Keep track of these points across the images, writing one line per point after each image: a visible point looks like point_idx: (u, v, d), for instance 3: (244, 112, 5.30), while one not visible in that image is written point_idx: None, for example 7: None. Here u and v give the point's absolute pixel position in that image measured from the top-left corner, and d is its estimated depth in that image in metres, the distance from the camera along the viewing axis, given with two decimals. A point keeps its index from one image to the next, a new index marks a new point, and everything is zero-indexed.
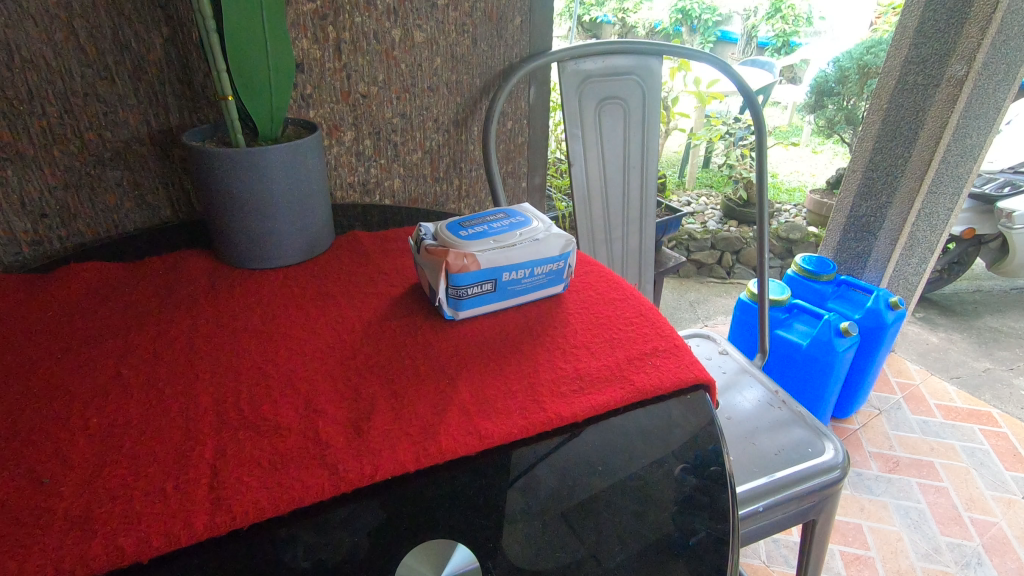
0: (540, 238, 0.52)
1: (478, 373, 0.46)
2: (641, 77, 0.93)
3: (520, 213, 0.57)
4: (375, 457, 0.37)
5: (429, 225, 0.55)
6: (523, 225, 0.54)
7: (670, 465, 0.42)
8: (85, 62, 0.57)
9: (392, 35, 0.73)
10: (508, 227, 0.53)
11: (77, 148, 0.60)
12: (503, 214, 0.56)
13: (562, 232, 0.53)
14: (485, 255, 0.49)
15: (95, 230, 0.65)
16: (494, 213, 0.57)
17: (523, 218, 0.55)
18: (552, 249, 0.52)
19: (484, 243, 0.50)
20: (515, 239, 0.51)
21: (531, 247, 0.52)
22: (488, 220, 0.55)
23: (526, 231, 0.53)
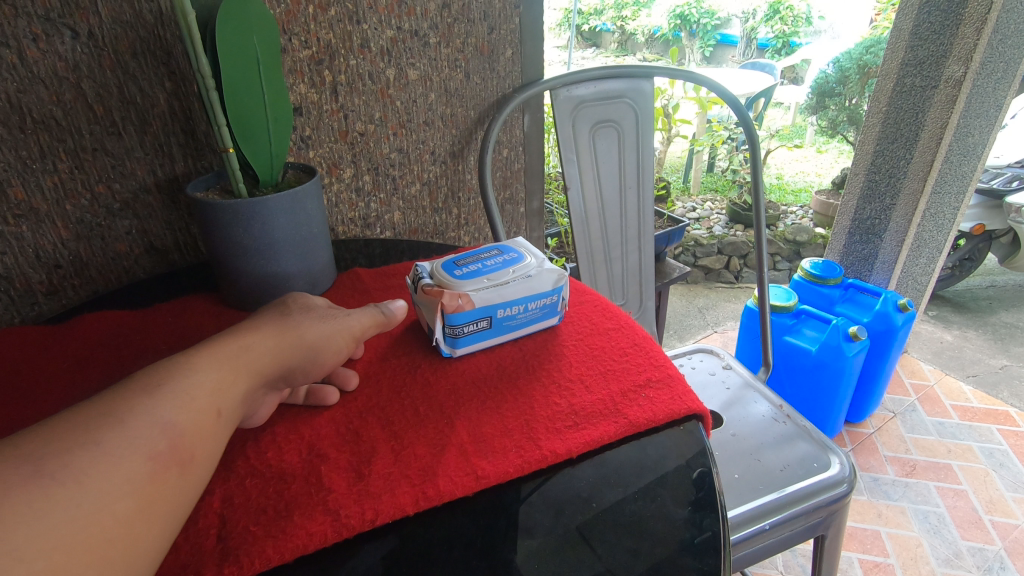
0: (533, 273, 0.54)
1: (475, 412, 0.47)
2: (633, 100, 0.95)
3: (514, 248, 0.59)
4: (376, 502, 0.39)
5: (425, 263, 0.57)
6: (516, 261, 0.56)
7: (662, 500, 0.42)
8: (93, 120, 0.60)
9: (386, 74, 0.76)
10: (502, 265, 0.55)
11: (88, 202, 0.63)
12: (497, 249, 0.59)
13: (553, 266, 0.55)
14: (479, 292, 0.51)
15: (107, 277, 0.67)
16: (488, 248, 0.59)
17: (516, 254, 0.57)
18: (543, 284, 0.54)
19: (478, 282, 0.52)
20: (507, 276, 0.53)
21: (523, 282, 0.53)
22: (482, 256, 0.57)
23: (518, 268, 0.55)
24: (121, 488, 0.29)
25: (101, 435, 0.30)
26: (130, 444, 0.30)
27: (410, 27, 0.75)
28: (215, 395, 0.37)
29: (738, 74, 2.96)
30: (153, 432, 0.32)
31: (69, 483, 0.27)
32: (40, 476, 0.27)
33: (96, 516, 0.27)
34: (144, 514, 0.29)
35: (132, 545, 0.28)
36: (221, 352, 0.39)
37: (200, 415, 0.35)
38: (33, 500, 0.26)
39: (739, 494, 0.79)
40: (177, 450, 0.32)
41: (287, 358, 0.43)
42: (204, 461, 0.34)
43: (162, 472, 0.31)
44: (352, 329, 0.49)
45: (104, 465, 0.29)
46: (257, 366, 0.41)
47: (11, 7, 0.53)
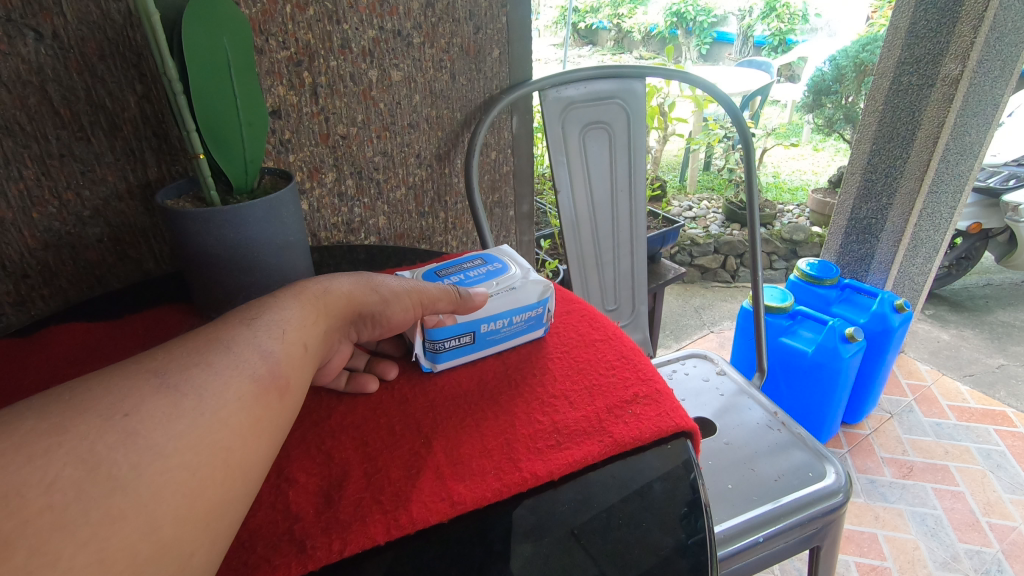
0: (517, 286, 0.53)
1: (454, 431, 0.45)
2: (625, 101, 0.93)
3: (499, 258, 0.58)
4: (344, 531, 0.37)
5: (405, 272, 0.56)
6: (500, 275, 0.55)
7: (649, 526, 0.40)
8: (60, 125, 0.58)
9: (369, 75, 0.73)
10: (485, 277, 0.54)
11: (57, 209, 0.60)
12: (481, 260, 0.57)
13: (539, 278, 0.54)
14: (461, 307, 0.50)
15: (79, 286, 0.65)
16: (471, 258, 0.58)
17: (500, 265, 0.56)
18: (528, 296, 0.52)
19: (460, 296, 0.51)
20: (491, 290, 0.52)
21: (506, 295, 0.52)
22: (465, 268, 0.56)
23: (502, 281, 0.53)
24: (233, 405, 0.29)
25: (209, 357, 0.30)
26: (237, 366, 0.30)
27: (393, 27, 0.73)
28: (304, 330, 0.36)
29: (734, 72, 2.95)
30: (254, 356, 0.31)
31: (189, 396, 0.27)
32: (162, 388, 0.27)
33: (215, 428, 0.27)
34: (255, 432, 0.30)
35: (246, 459, 0.29)
36: (305, 292, 0.38)
37: (293, 345, 0.34)
38: (161, 409, 0.26)
39: (732, 506, 0.77)
40: (276, 378, 0.32)
41: (360, 305, 0.43)
42: (301, 390, 0.34)
43: (267, 395, 0.31)
44: (426, 292, 0.47)
45: (216, 382, 0.29)
46: (335, 312, 0.40)
47: None
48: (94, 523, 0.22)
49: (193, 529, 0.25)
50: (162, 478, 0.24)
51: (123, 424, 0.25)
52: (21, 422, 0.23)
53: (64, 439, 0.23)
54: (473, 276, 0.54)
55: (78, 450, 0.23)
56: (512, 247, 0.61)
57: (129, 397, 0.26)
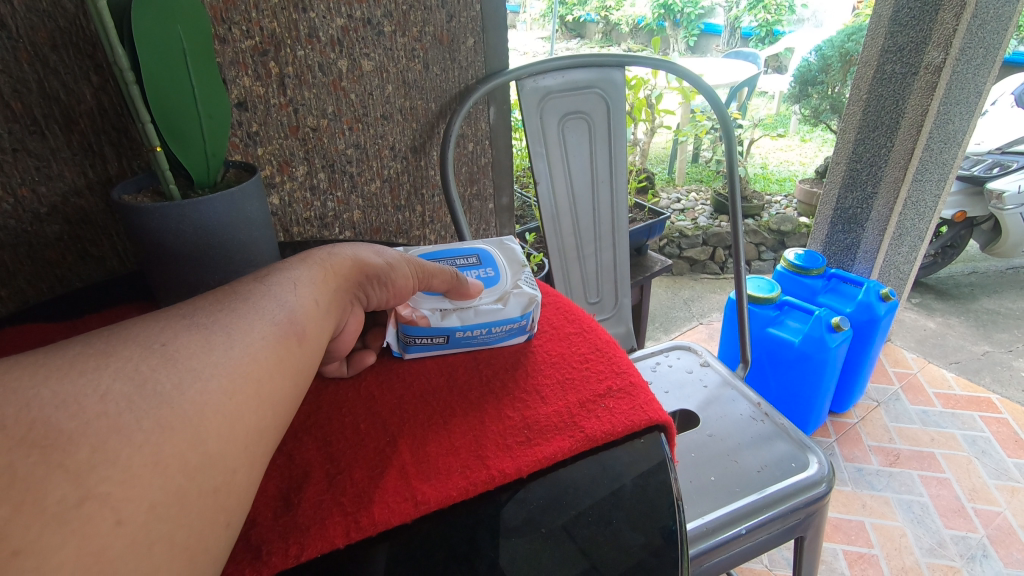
0: (501, 296, 0.51)
1: (421, 429, 0.44)
2: (604, 90, 0.91)
3: (494, 261, 0.56)
4: (303, 536, 0.35)
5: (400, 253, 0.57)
6: (489, 283, 0.54)
7: (619, 524, 0.39)
8: (12, 118, 0.56)
9: (338, 66, 0.72)
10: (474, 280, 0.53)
11: (11, 206, 0.58)
12: (475, 258, 0.56)
13: (528, 291, 0.52)
14: (440, 312, 0.49)
15: (38, 287, 0.63)
16: (466, 253, 0.57)
17: (494, 271, 0.55)
18: (510, 310, 0.50)
19: (439, 301, 0.51)
20: (473, 299, 0.51)
21: (489, 307, 0.50)
22: (456, 266, 0.55)
23: (488, 290, 0.52)
24: (258, 344, 0.31)
25: (232, 304, 0.33)
26: (257, 312, 0.33)
27: (362, 16, 0.71)
28: (316, 286, 0.38)
29: (721, 63, 2.93)
30: (273, 305, 0.34)
31: (218, 333, 0.30)
32: (194, 326, 0.30)
33: (245, 361, 0.30)
34: (281, 369, 0.32)
35: (273, 393, 0.31)
36: (314, 253, 0.40)
37: (307, 298, 0.36)
38: (194, 342, 0.29)
39: (714, 498, 0.76)
40: (295, 323, 0.34)
41: (367, 268, 0.43)
42: (319, 338, 0.36)
43: (286, 339, 0.33)
44: (426, 265, 0.48)
45: (240, 324, 0.31)
46: (343, 270, 0.41)
47: None
48: (146, 430, 0.24)
49: (234, 446, 0.28)
50: (202, 399, 0.27)
51: (162, 351, 0.28)
52: (70, 349, 0.26)
53: (112, 361, 0.26)
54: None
55: (124, 369, 0.26)
56: (517, 246, 0.59)
57: (166, 332, 0.29)
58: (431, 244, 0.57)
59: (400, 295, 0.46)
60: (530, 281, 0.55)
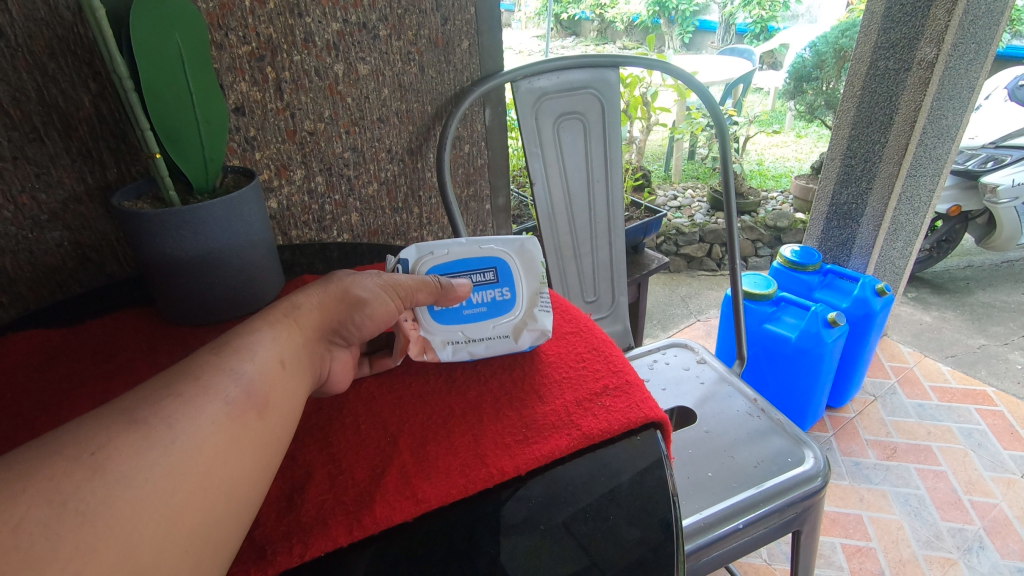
0: (513, 333, 0.52)
1: (421, 429, 0.44)
2: (598, 90, 0.92)
3: (512, 276, 0.53)
4: (306, 535, 0.36)
5: (412, 250, 0.51)
6: (505, 308, 0.52)
7: (615, 519, 0.40)
8: (11, 126, 0.56)
9: (334, 70, 0.72)
10: (488, 307, 0.52)
11: (12, 213, 0.59)
12: (493, 273, 0.52)
13: (541, 326, 0.52)
14: (452, 346, 0.50)
15: (38, 293, 0.63)
16: (482, 265, 0.52)
17: (510, 291, 0.52)
18: (522, 345, 0.52)
19: (452, 332, 0.50)
20: (487, 334, 0.51)
21: (500, 343, 0.51)
22: (471, 284, 0.52)
23: (502, 321, 0.52)
24: (208, 430, 0.29)
25: (180, 385, 0.30)
26: (208, 391, 0.30)
27: (357, 20, 0.72)
28: (278, 348, 0.35)
29: (716, 60, 2.94)
30: (227, 381, 0.31)
31: (159, 427, 0.27)
32: (133, 421, 0.27)
33: (190, 455, 0.27)
34: (235, 453, 0.30)
35: (225, 482, 0.29)
36: (272, 310, 0.38)
37: (269, 363, 0.34)
38: (128, 444, 0.26)
39: (711, 493, 0.77)
40: (253, 396, 0.32)
41: (334, 315, 0.42)
42: (283, 408, 0.34)
43: (242, 416, 0.31)
44: (404, 291, 0.46)
45: (187, 409, 0.28)
46: (308, 320, 0.39)
47: None
48: (63, 557, 0.22)
49: (174, 550, 0.25)
50: (134, 509, 0.24)
51: (91, 463, 0.24)
52: None
53: (27, 485, 0.23)
54: (476, 301, 0.52)
55: (45, 490, 0.23)
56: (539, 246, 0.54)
57: (96, 437, 0.25)
58: (446, 247, 0.52)
59: (383, 326, 0.45)
60: (546, 302, 0.53)
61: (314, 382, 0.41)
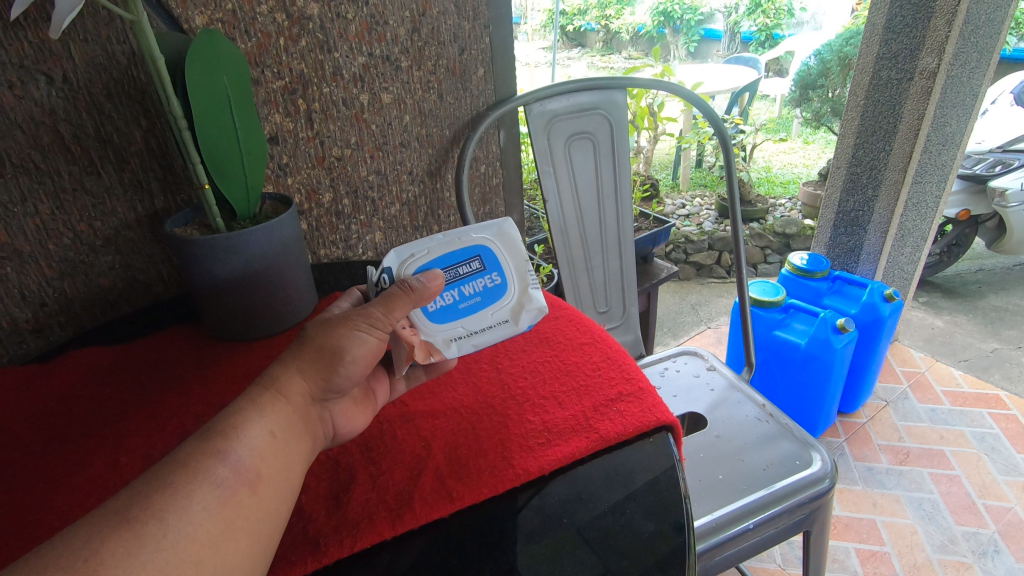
0: (514, 318, 0.49)
1: (451, 434, 0.49)
2: (607, 111, 0.96)
3: (499, 259, 0.49)
4: (354, 530, 0.40)
5: (388, 259, 0.47)
6: (499, 294, 0.49)
7: (630, 514, 0.43)
8: (71, 161, 0.61)
9: (360, 99, 0.77)
10: (481, 297, 0.48)
11: (71, 240, 0.64)
12: (478, 261, 0.48)
13: (537, 301, 0.49)
14: (456, 343, 0.48)
15: (93, 311, 0.68)
16: (465, 255, 0.48)
17: (500, 276, 0.49)
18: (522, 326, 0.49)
19: (452, 330, 0.48)
20: (486, 323, 0.48)
21: (502, 331, 0.49)
22: (459, 278, 0.48)
23: (499, 307, 0.49)
24: (199, 518, 0.31)
25: (170, 477, 0.32)
26: (198, 479, 0.32)
27: (382, 53, 0.77)
28: (268, 420, 0.38)
29: (721, 69, 2.98)
30: (217, 465, 0.33)
31: (150, 524, 0.29)
32: (123, 521, 0.29)
33: (182, 547, 0.30)
34: (229, 533, 0.32)
35: (219, 565, 0.31)
36: (252, 386, 0.39)
37: (258, 440, 0.36)
38: (120, 547, 0.28)
39: (722, 496, 0.80)
40: (242, 475, 0.34)
41: (321, 376, 0.42)
42: (277, 477, 0.36)
43: (233, 496, 0.33)
44: (374, 321, 0.43)
45: (178, 502, 0.31)
46: (293, 390, 0.40)
47: None
48: None
49: None
50: None
51: (84, 569, 0.27)
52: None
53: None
54: (470, 294, 0.48)
55: None
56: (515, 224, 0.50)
57: (90, 544, 0.28)
58: (425, 245, 0.47)
59: (372, 360, 0.45)
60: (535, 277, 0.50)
61: (319, 441, 0.43)
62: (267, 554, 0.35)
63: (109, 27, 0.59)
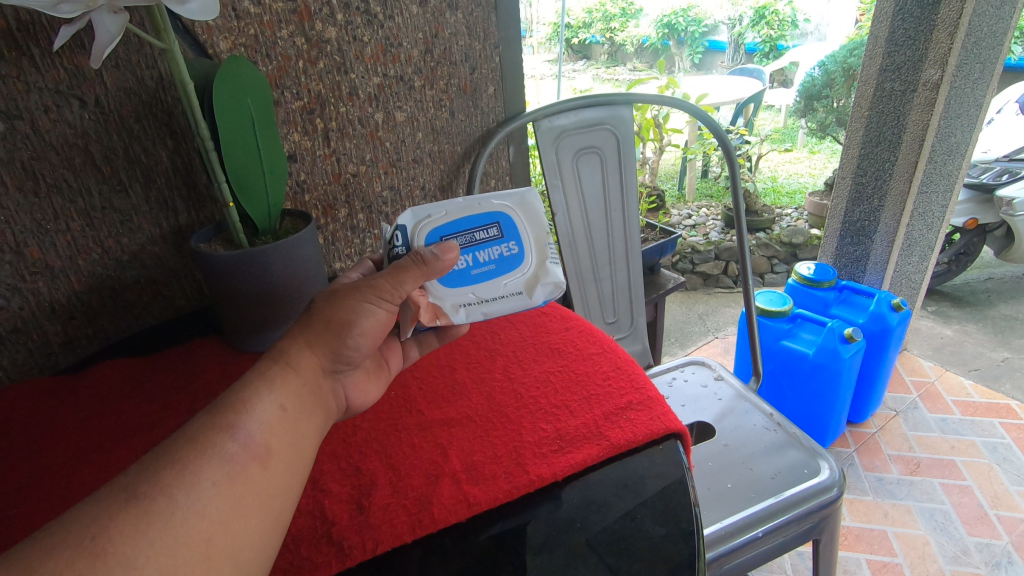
0: (527, 289, 0.49)
1: (467, 442, 0.50)
2: (614, 126, 0.99)
3: (517, 229, 0.50)
4: (376, 533, 0.42)
5: (405, 218, 0.49)
6: (512, 264, 0.49)
7: (642, 519, 0.45)
8: (101, 180, 0.64)
9: (375, 118, 0.80)
10: (496, 264, 0.49)
11: (100, 256, 0.67)
12: (496, 229, 0.49)
13: (553, 277, 0.49)
14: (463, 309, 0.49)
15: (117, 325, 0.70)
16: (483, 221, 0.49)
17: (518, 245, 0.49)
18: (535, 300, 0.49)
19: (462, 296, 0.49)
20: (496, 293, 0.49)
21: (514, 300, 0.49)
22: (475, 243, 0.49)
23: (512, 278, 0.49)
24: (209, 495, 0.33)
25: (179, 453, 0.33)
26: (206, 454, 0.34)
27: (396, 73, 0.80)
28: (277, 395, 0.40)
29: (725, 81, 3.01)
30: (226, 439, 0.35)
31: (158, 500, 0.31)
32: (130, 498, 0.30)
33: (191, 523, 0.31)
34: (238, 510, 0.34)
35: (227, 543, 0.33)
36: (263, 359, 0.41)
37: (267, 413, 0.38)
38: (128, 525, 0.29)
39: (730, 504, 0.82)
40: (253, 450, 0.36)
41: (331, 349, 0.45)
42: (285, 454, 0.38)
43: (242, 472, 0.35)
44: (385, 292, 0.45)
45: (186, 478, 0.32)
46: (303, 363, 0.43)
47: (24, 82, 0.57)
48: None
49: None
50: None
51: (91, 548, 0.28)
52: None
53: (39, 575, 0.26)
54: (483, 261, 0.49)
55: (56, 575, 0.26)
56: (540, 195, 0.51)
57: (95, 523, 0.29)
58: (443, 208, 0.49)
59: (381, 332, 0.48)
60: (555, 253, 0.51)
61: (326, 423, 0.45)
62: (277, 528, 0.37)
63: (139, 53, 0.63)
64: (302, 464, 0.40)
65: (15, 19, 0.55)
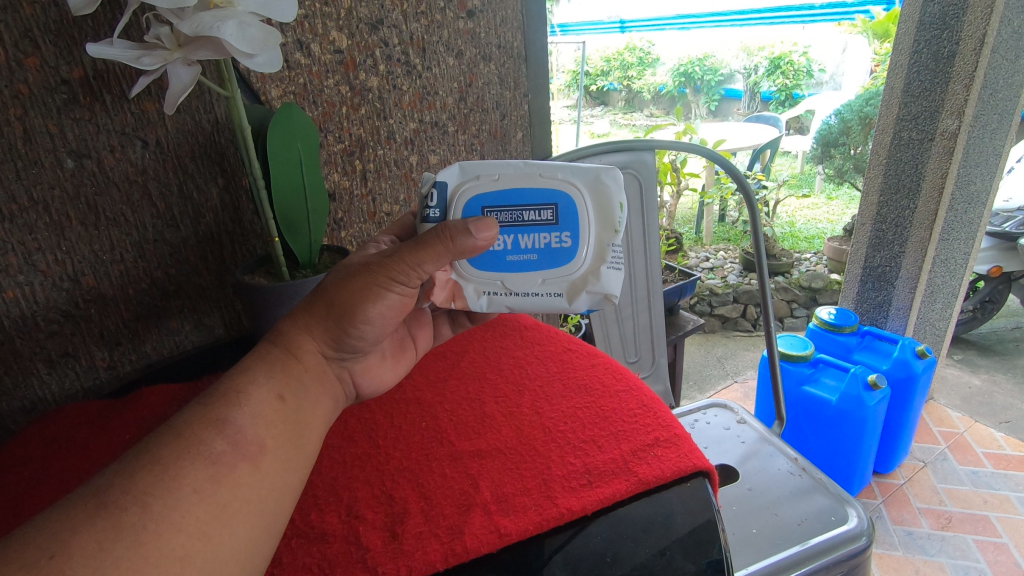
0: (564, 293, 0.51)
1: (497, 473, 0.51)
2: (636, 170, 1.00)
3: (575, 218, 0.50)
4: (408, 561, 0.43)
5: (447, 176, 0.50)
6: (558, 259, 0.51)
7: (672, 554, 0.45)
8: (156, 215, 0.68)
9: (410, 160, 0.86)
10: (541, 253, 0.51)
11: (149, 286, 0.70)
12: (551, 214, 0.50)
13: (600, 288, 0.51)
14: (486, 297, 0.52)
15: (160, 351, 0.73)
16: (541, 203, 0.50)
17: (570, 241, 0.50)
18: (575, 307, 0.51)
19: (492, 283, 0.52)
20: (532, 288, 0.52)
21: (552, 302, 0.52)
22: (525, 225, 0.50)
23: (553, 276, 0.51)
24: (187, 505, 0.36)
25: (166, 459, 0.37)
26: (184, 454, 0.37)
27: (431, 120, 0.87)
28: (274, 385, 0.44)
29: (741, 128, 3.06)
30: (215, 437, 0.39)
31: (130, 511, 0.33)
32: (102, 506, 0.33)
33: (163, 538, 0.34)
34: (222, 521, 0.37)
35: (206, 557, 0.35)
36: (264, 343, 0.46)
37: (258, 413, 0.42)
38: (94, 540, 0.32)
39: (757, 550, 0.80)
40: (241, 450, 0.40)
41: (337, 337, 0.48)
42: (278, 452, 0.42)
43: (224, 474, 0.38)
44: (395, 270, 0.47)
45: (162, 485, 0.35)
46: (304, 350, 0.47)
47: (94, 125, 0.62)
48: None
49: None
50: None
51: (49, 564, 0.30)
52: None
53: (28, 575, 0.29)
54: (526, 247, 0.51)
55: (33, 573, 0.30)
56: (618, 179, 0.50)
57: (60, 535, 0.31)
58: (497, 173, 0.50)
59: (394, 316, 0.50)
60: (615, 254, 0.51)
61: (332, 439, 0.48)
62: (266, 536, 0.40)
63: (200, 99, 0.68)
64: (299, 463, 0.43)
65: (93, 69, 0.61)
